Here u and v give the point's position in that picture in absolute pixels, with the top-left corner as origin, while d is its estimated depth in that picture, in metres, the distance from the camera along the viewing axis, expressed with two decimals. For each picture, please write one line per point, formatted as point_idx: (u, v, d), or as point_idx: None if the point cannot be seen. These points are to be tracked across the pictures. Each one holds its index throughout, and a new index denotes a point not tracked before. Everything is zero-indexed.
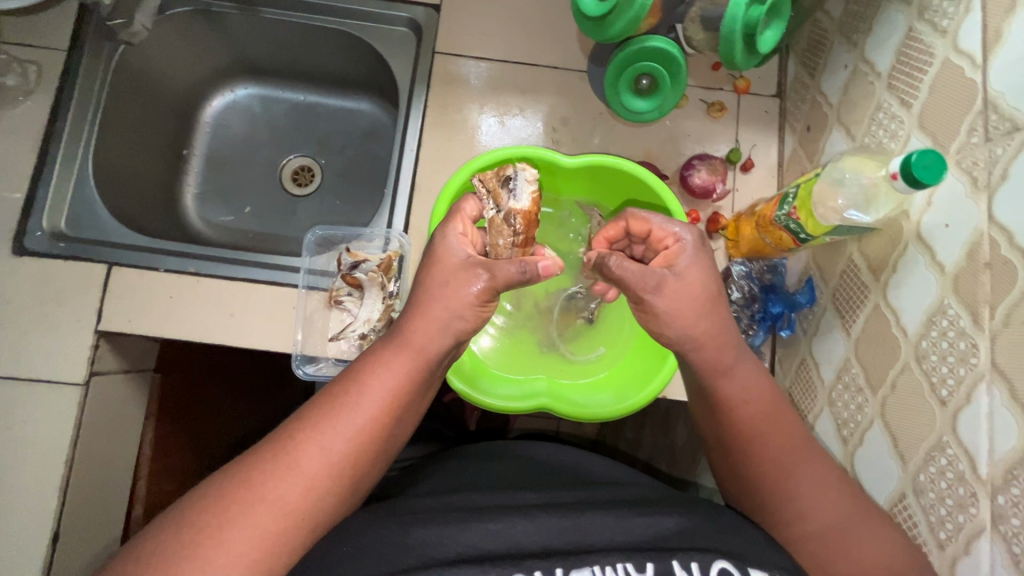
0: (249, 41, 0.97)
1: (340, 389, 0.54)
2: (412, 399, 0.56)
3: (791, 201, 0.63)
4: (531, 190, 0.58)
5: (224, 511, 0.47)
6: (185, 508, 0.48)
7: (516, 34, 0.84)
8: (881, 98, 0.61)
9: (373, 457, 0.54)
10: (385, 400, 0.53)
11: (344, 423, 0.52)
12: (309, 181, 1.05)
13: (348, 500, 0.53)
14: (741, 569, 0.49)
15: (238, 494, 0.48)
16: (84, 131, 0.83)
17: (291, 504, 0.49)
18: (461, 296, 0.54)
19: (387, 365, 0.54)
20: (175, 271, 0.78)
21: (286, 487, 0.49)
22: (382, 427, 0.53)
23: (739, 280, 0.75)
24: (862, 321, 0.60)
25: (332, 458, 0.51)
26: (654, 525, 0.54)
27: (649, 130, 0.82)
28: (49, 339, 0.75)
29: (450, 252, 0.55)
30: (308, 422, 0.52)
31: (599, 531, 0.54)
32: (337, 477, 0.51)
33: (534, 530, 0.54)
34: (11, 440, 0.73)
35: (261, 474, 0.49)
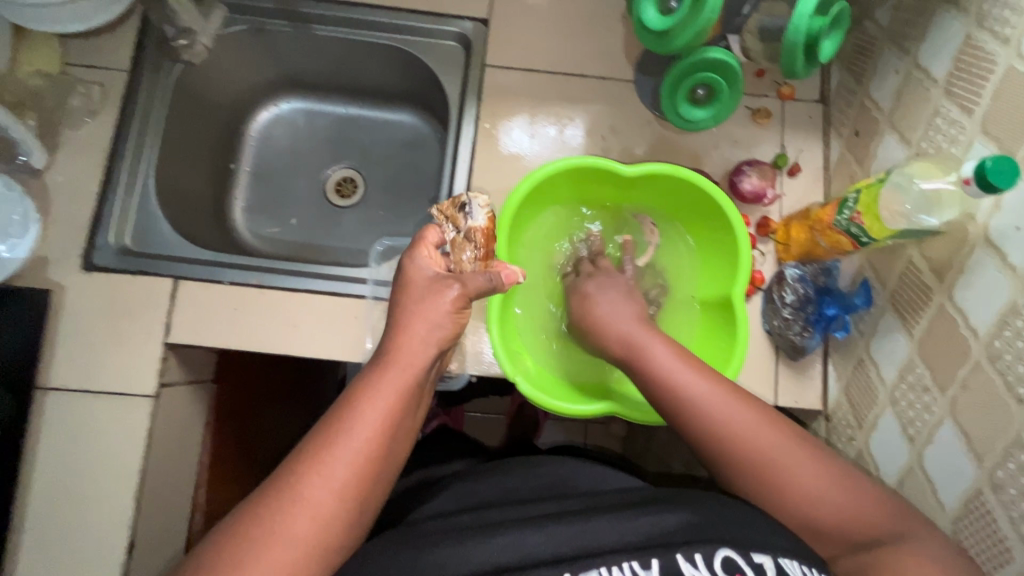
0: (296, 57, 0.98)
1: (335, 413, 0.51)
2: (410, 408, 0.53)
3: (851, 206, 0.65)
4: (487, 210, 0.67)
5: (233, 557, 0.45)
6: (196, 558, 0.46)
7: (565, 46, 0.86)
8: (938, 103, 0.63)
9: (380, 477, 0.51)
10: (382, 417, 0.51)
11: (344, 447, 0.49)
12: (352, 193, 1.07)
13: (360, 528, 0.50)
14: (746, 557, 0.48)
15: (251, 531, 0.46)
16: (145, 149, 0.85)
17: (307, 534, 0.46)
18: (437, 308, 0.56)
19: (380, 382, 0.52)
20: (239, 283, 0.80)
21: (293, 522, 0.46)
22: (383, 445, 0.50)
23: (793, 283, 0.76)
24: (925, 321, 0.62)
25: (340, 482, 0.48)
26: (657, 522, 0.53)
27: (697, 137, 0.83)
28: (120, 352, 0.77)
29: (420, 272, 0.59)
30: (310, 451, 0.49)
31: (605, 534, 0.53)
32: (343, 504, 0.48)
33: (544, 539, 0.53)
34: (89, 451, 0.75)
35: (265, 512, 0.46)
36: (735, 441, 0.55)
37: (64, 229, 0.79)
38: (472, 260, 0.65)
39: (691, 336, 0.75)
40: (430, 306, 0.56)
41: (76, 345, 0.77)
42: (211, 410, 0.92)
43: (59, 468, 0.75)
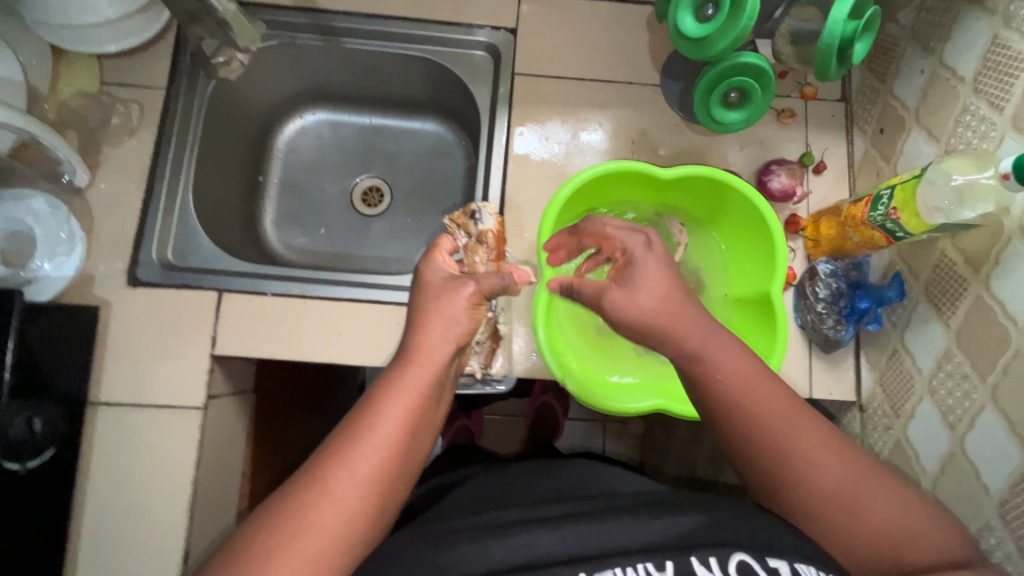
0: (324, 71, 0.99)
1: (359, 408, 0.51)
2: (432, 405, 0.54)
3: (887, 202, 0.67)
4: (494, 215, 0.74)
5: (259, 554, 0.45)
6: (222, 555, 0.46)
7: (592, 52, 0.88)
8: (967, 101, 0.65)
9: (403, 473, 0.51)
10: (406, 414, 0.51)
11: (368, 444, 0.49)
12: (378, 202, 1.09)
13: (383, 525, 0.50)
14: (762, 561, 0.46)
15: (277, 529, 0.46)
16: (184, 164, 0.86)
17: (333, 530, 0.47)
18: (455, 305, 0.57)
19: (402, 378, 0.52)
20: (282, 294, 0.81)
21: (319, 518, 0.46)
22: (406, 441, 0.51)
23: (826, 278, 0.78)
24: (961, 312, 0.64)
25: (365, 477, 0.48)
26: (672, 524, 0.51)
27: (725, 138, 0.86)
28: (168, 365, 0.78)
29: (435, 274, 0.61)
30: (335, 447, 0.49)
31: (619, 534, 0.51)
32: (368, 501, 0.48)
33: (559, 539, 0.50)
34: (141, 463, 0.76)
35: (291, 508, 0.47)
36: (785, 443, 0.50)
37: (109, 245, 0.81)
38: (485, 261, 0.73)
39: (728, 333, 0.77)
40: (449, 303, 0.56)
41: (125, 360, 0.78)
42: (251, 420, 0.93)
43: (113, 481, 0.76)
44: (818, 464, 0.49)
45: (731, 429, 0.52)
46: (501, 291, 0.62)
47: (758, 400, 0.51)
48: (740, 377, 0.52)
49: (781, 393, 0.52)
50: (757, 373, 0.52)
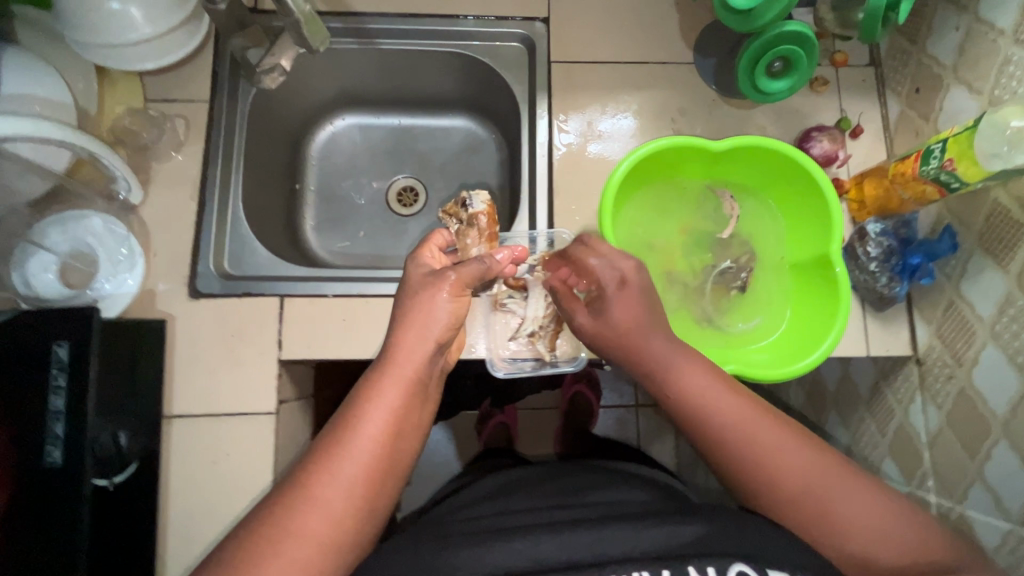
0: (355, 74, 1.00)
1: (343, 418, 0.57)
2: (410, 413, 0.59)
3: (940, 154, 0.68)
4: (483, 200, 0.81)
5: (253, 556, 0.50)
6: (220, 555, 0.52)
7: (624, 35, 0.90)
8: (1009, 52, 0.67)
9: (386, 476, 0.56)
10: (386, 420, 0.57)
11: (350, 452, 0.55)
12: (414, 201, 1.10)
13: (371, 525, 0.56)
14: (759, 571, 0.49)
15: (271, 535, 0.51)
16: (231, 175, 0.87)
17: (322, 532, 0.52)
18: (434, 303, 0.61)
19: (379, 389, 0.58)
20: (342, 294, 0.82)
21: (308, 519, 0.52)
22: (386, 446, 0.56)
23: (876, 237, 0.80)
24: (1021, 256, 0.66)
25: (349, 482, 0.54)
26: (672, 534, 0.54)
27: (762, 110, 0.87)
28: (238, 373, 0.79)
29: (419, 269, 0.65)
30: (321, 456, 0.55)
31: (617, 544, 0.54)
32: (353, 503, 0.54)
33: (558, 545, 0.55)
34: (219, 472, 0.77)
35: (281, 513, 0.52)
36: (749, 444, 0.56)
37: (167, 259, 0.81)
38: (477, 244, 0.80)
39: (785, 300, 0.79)
40: (424, 308, 0.61)
41: (195, 371, 0.79)
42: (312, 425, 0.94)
43: (193, 492, 0.76)
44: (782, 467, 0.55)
45: (699, 426, 0.59)
46: (482, 275, 0.65)
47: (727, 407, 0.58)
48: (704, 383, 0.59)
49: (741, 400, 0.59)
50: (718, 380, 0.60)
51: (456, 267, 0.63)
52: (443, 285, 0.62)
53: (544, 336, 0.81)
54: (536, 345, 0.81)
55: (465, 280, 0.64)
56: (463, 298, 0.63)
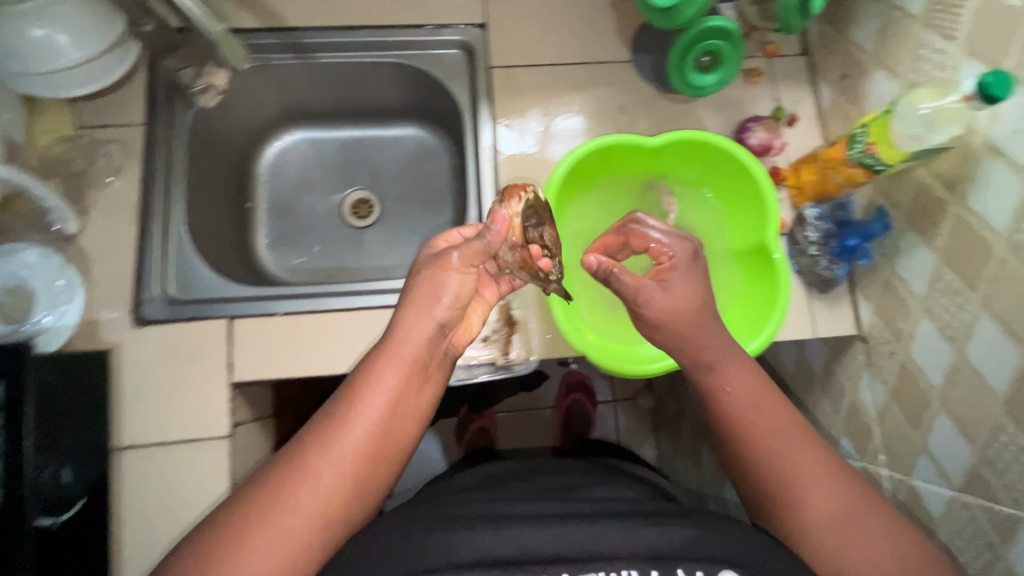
0: (298, 88, 1.00)
1: (342, 397, 0.56)
2: (412, 398, 0.58)
3: (863, 139, 0.71)
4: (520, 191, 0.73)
5: (240, 530, 0.50)
6: (213, 519, 0.52)
7: (560, 37, 0.91)
8: (922, 36, 0.69)
9: (381, 460, 0.56)
10: (384, 402, 0.56)
11: (348, 431, 0.54)
12: (369, 213, 1.09)
13: (363, 508, 0.55)
14: None
15: (263, 504, 0.51)
16: (173, 197, 0.85)
17: (313, 509, 0.52)
18: (441, 280, 0.60)
19: (382, 367, 0.57)
20: (292, 312, 0.82)
21: (297, 496, 0.52)
22: (383, 428, 0.56)
23: (814, 221, 0.82)
24: (945, 232, 0.68)
25: (345, 462, 0.54)
26: (665, 535, 0.56)
27: (699, 104, 0.89)
28: (189, 399, 0.78)
29: (428, 251, 0.64)
30: (320, 432, 0.54)
31: (609, 540, 0.56)
32: (347, 483, 0.53)
33: (549, 538, 0.56)
34: (174, 501, 0.75)
35: (275, 485, 0.52)
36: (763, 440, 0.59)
37: (110, 287, 0.80)
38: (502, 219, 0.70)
39: (732, 289, 0.80)
40: (431, 284, 0.60)
41: (144, 400, 0.77)
42: (274, 445, 0.93)
43: (148, 522, 0.75)
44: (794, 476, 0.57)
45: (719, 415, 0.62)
46: (481, 253, 0.61)
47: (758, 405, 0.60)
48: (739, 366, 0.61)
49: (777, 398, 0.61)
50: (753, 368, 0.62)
51: (460, 244, 0.61)
52: (451, 261, 0.60)
53: (497, 339, 0.81)
54: (490, 349, 0.81)
55: (472, 257, 0.61)
56: (471, 274, 0.61)
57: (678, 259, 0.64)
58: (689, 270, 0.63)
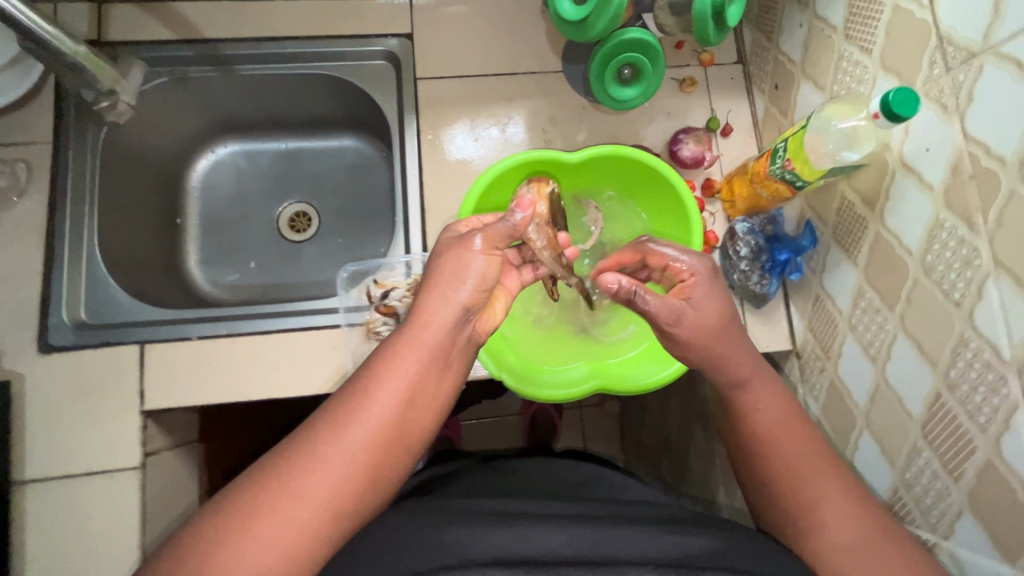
0: (225, 101, 0.96)
1: (359, 381, 0.55)
2: (429, 385, 0.56)
3: (782, 154, 0.69)
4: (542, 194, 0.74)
5: (249, 508, 0.49)
6: (223, 493, 0.51)
7: (489, 47, 0.88)
8: (842, 48, 0.67)
9: (394, 451, 0.54)
10: (400, 390, 0.54)
11: (364, 414, 0.53)
12: (308, 226, 1.05)
13: (374, 498, 0.53)
14: None
15: (272, 481, 0.50)
16: (85, 217, 0.82)
17: (321, 492, 0.50)
18: (461, 263, 0.59)
19: (401, 350, 0.56)
20: (208, 336, 0.78)
21: (307, 479, 0.50)
22: (398, 417, 0.54)
23: (745, 236, 0.80)
24: (866, 249, 0.66)
25: (358, 446, 0.52)
26: (685, 544, 0.57)
27: (632, 115, 0.87)
28: (98, 429, 0.75)
29: (451, 233, 0.64)
30: (335, 412, 0.54)
31: (630, 545, 0.56)
32: (358, 468, 0.52)
33: (567, 539, 0.57)
34: (81, 536, 0.72)
35: (286, 464, 0.51)
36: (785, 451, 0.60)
37: (14, 313, 0.77)
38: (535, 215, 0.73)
39: None
40: (452, 267, 0.59)
41: (49, 431, 0.74)
42: (201, 470, 0.90)
43: (54, 559, 0.72)
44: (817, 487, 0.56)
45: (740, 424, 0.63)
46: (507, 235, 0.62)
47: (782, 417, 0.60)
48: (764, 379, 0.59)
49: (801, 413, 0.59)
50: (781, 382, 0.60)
51: (484, 227, 0.61)
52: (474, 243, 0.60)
53: None
54: None
55: (495, 239, 0.61)
56: (494, 257, 0.60)
57: (704, 276, 0.62)
58: (715, 286, 0.62)
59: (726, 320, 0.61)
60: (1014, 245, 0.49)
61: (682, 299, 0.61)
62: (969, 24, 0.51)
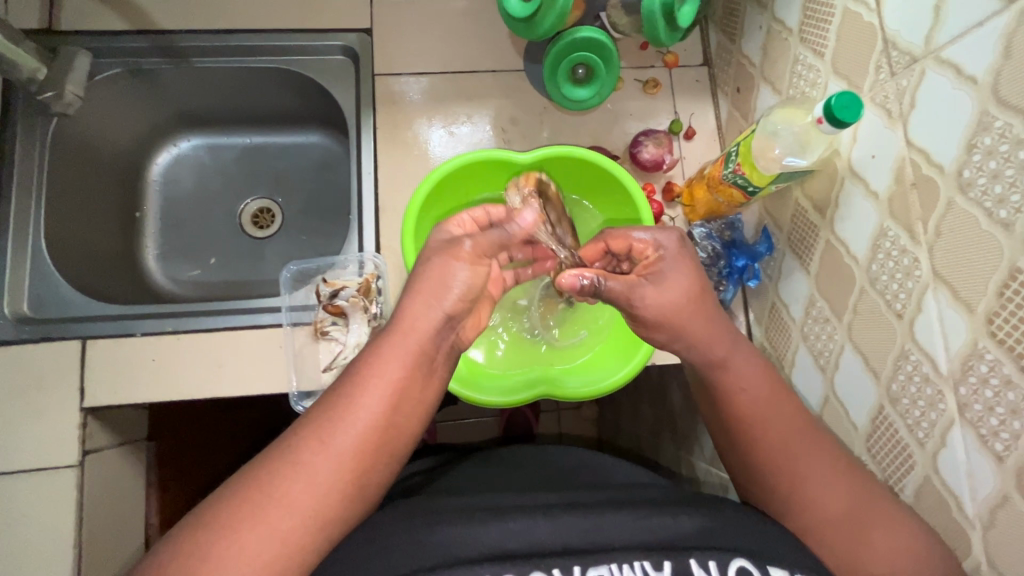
0: (184, 93, 0.95)
1: (342, 386, 0.53)
2: (414, 389, 0.53)
3: (734, 158, 0.68)
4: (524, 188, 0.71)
5: (230, 520, 0.47)
6: (200, 508, 0.49)
7: (450, 45, 0.87)
8: (797, 51, 0.66)
9: (380, 456, 0.52)
10: (386, 395, 0.52)
11: (346, 421, 0.51)
12: (270, 223, 1.03)
13: (359, 505, 0.51)
14: (761, 567, 0.49)
15: (251, 495, 0.48)
16: (31, 208, 0.81)
17: (303, 504, 0.48)
18: (449, 268, 0.55)
19: (385, 354, 0.53)
20: (153, 333, 0.76)
21: (292, 489, 0.48)
22: (384, 422, 0.52)
23: (702, 241, 0.78)
24: (818, 257, 0.65)
25: (340, 454, 0.50)
26: (673, 525, 0.55)
27: (593, 116, 0.85)
28: (32, 426, 0.72)
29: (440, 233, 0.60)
30: (317, 420, 0.51)
31: (618, 530, 0.55)
32: (342, 476, 0.50)
33: (554, 530, 0.55)
34: (12, 536, 0.70)
35: (267, 476, 0.49)
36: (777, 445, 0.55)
37: None
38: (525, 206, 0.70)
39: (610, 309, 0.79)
40: (441, 271, 0.55)
41: None
42: (151, 469, 0.88)
43: None
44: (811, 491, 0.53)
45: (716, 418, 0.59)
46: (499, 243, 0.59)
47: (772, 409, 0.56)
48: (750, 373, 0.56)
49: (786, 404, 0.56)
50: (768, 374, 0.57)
51: (474, 235, 0.58)
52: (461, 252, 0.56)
53: None
54: None
55: (485, 249, 0.57)
56: (482, 267, 0.57)
57: (664, 249, 0.56)
58: (679, 256, 0.57)
59: (697, 294, 0.56)
60: (952, 256, 0.47)
61: (642, 277, 0.56)
62: (912, 28, 0.50)
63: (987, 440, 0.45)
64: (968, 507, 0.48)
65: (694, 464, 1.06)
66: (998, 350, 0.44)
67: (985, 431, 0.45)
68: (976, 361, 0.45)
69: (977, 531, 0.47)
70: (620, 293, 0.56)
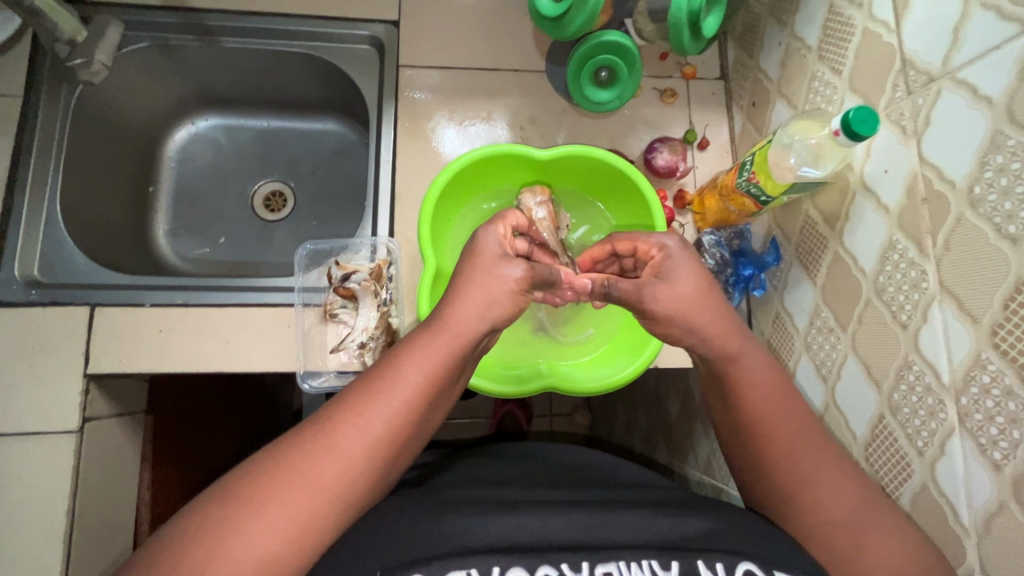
0: (208, 72, 0.96)
1: (376, 373, 0.54)
2: (444, 384, 0.55)
3: (748, 167, 0.69)
4: (546, 205, 0.78)
5: (257, 494, 0.47)
6: (223, 481, 0.49)
7: (475, 42, 0.88)
8: (815, 68, 0.68)
9: (404, 444, 0.53)
10: (418, 387, 0.53)
11: (378, 408, 0.51)
12: (282, 207, 1.04)
13: (378, 489, 0.52)
14: (765, 570, 0.49)
15: (280, 472, 0.48)
16: (49, 174, 0.81)
17: (329, 485, 0.49)
18: (497, 282, 0.56)
19: (423, 347, 0.54)
20: (161, 304, 0.76)
21: (321, 469, 0.49)
22: (415, 414, 0.53)
23: (711, 248, 0.79)
24: (824, 268, 0.66)
25: (370, 440, 0.50)
26: (680, 527, 0.55)
27: (610, 121, 0.87)
28: (35, 389, 0.72)
29: (489, 246, 0.58)
30: (349, 404, 0.52)
31: (625, 530, 0.55)
32: (369, 461, 0.50)
33: (563, 525, 0.55)
34: (5, 498, 0.69)
35: (296, 455, 0.49)
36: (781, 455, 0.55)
37: None
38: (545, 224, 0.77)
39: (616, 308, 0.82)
40: (490, 278, 0.56)
41: None
42: (148, 443, 0.87)
43: None
44: (823, 489, 0.53)
45: (729, 428, 0.60)
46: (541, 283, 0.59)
47: (783, 412, 0.56)
48: (768, 373, 0.57)
49: (798, 407, 0.57)
50: (782, 378, 0.57)
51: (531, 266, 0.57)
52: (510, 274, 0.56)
53: (374, 348, 0.78)
54: (365, 358, 0.78)
55: (537, 281, 0.58)
56: (520, 299, 0.57)
57: (669, 248, 0.59)
58: (685, 257, 0.58)
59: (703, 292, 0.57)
60: (959, 270, 0.49)
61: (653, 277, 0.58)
62: (930, 49, 0.51)
63: (985, 449, 0.47)
64: (963, 514, 0.49)
65: (687, 471, 1.06)
66: (1001, 362, 0.45)
67: (984, 440, 0.47)
68: (978, 371, 0.47)
69: (972, 538, 0.49)
70: (630, 293, 0.58)
